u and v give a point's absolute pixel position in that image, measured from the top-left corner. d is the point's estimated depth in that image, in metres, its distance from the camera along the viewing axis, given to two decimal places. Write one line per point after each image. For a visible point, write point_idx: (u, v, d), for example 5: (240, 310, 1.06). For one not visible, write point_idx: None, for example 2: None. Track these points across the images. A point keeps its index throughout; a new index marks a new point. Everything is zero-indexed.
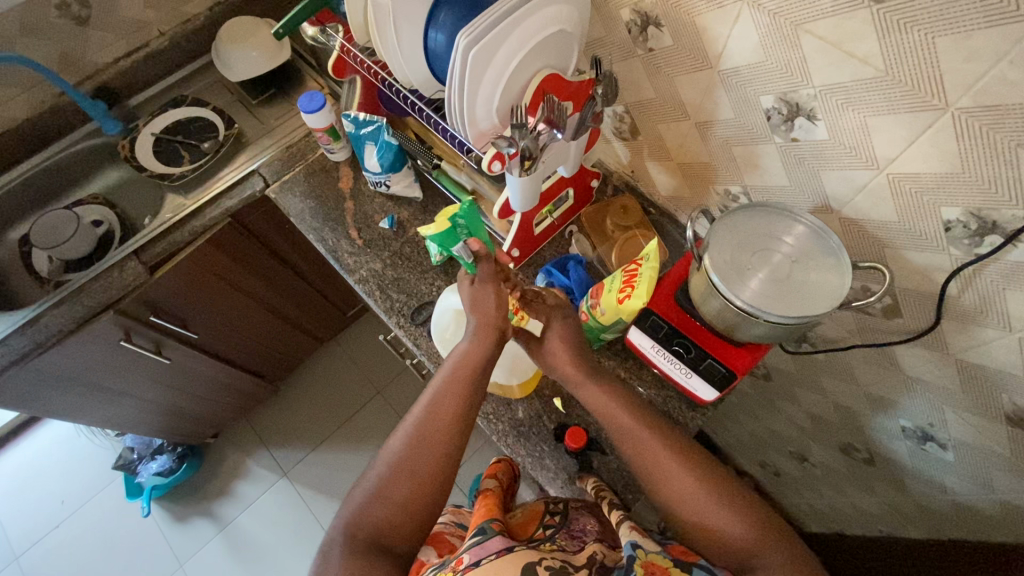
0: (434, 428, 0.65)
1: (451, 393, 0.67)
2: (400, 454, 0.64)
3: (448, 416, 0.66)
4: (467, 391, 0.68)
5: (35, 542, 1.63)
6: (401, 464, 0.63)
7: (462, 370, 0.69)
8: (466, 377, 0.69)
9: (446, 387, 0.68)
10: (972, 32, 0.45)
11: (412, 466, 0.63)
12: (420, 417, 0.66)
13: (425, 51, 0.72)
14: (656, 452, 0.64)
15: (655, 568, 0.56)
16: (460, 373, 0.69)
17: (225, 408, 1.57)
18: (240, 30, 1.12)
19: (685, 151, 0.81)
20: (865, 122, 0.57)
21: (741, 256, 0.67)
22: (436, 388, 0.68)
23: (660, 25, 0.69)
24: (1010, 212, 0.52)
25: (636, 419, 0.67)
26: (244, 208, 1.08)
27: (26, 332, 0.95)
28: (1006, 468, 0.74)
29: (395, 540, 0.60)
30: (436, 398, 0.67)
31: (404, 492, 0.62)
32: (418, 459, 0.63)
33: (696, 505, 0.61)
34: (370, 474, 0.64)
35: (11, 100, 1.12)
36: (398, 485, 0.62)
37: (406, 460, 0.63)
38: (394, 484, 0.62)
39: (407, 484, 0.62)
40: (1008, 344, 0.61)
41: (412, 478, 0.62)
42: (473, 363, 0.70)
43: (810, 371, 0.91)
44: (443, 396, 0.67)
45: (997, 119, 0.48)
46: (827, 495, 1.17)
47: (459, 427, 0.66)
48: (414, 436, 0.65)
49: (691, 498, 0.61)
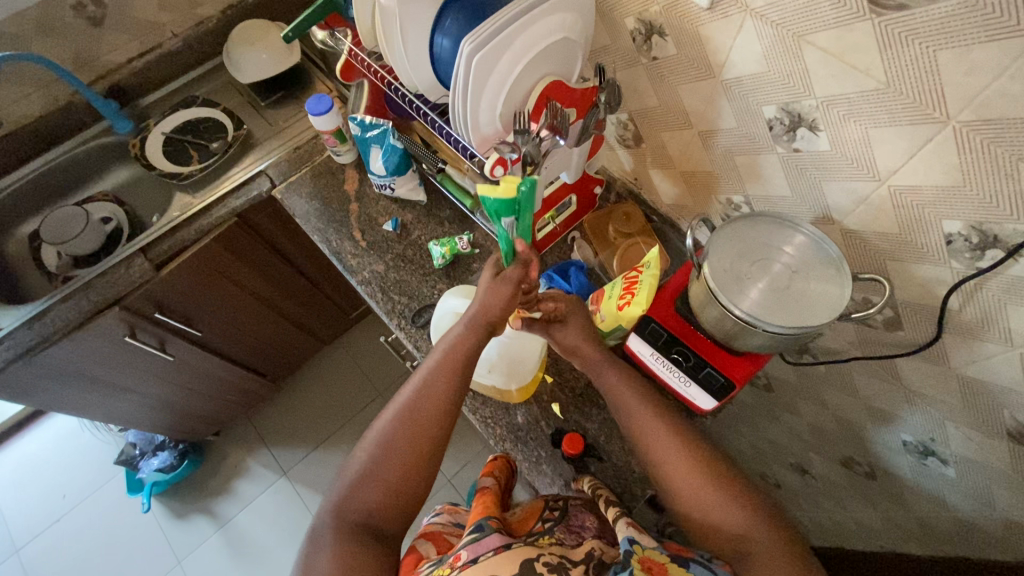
0: (422, 413, 0.65)
1: (443, 377, 0.67)
2: (391, 435, 0.64)
3: (436, 404, 0.66)
4: (460, 373, 0.68)
5: (36, 536, 1.64)
6: (392, 446, 0.63)
7: (451, 359, 0.69)
8: (457, 362, 0.68)
9: (438, 370, 0.68)
10: (973, 46, 0.45)
11: (404, 446, 0.63)
12: (411, 398, 0.66)
13: (430, 56, 0.72)
14: (661, 446, 0.65)
15: (652, 564, 0.56)
16: (452, 357, 0.69)
17: (228, 406, 1.58)
18: (252, 32, 1.15)
19: (688, 160, 0.81)
20: (866, 133, 0.57)
21: (740, 265, 0.67)
22: (429, 369, 0.68)
23: (664, 34, 0.69)
24: (1011, 226, 0.51)
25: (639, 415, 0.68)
26: (251, 208, 1.10)
27: (34, 326, 0.97)
28: (1007, 485, 0.73)
29: (384, 521, 0.61)
30: (427, 381, 0.67)
31: (397, 476, 0.62)
32: (410, 441, 0.63)
33: (696, 500, 0.61)
34: (359, 456, 0.64)
35: (25, 97, 1.13)
36: (390, 465, 0.62)
37: (398, 439, 0.63)
38: (385, 469, 0.62)
39: (399, 468, 0.62)
40: (1010, 360, 0.60)
41: (401, 464, 0.62)
42: (462, 351, 0.69)
43: (811, 383, 0.91)
44: (435, 378, 0.67)
45: (997, 133, 0.48)
46: (829, 509, 1.16)
47: (450, 411, 0.66)
48: (403, 419, 0.65)
49: (687, 493, 0.62)
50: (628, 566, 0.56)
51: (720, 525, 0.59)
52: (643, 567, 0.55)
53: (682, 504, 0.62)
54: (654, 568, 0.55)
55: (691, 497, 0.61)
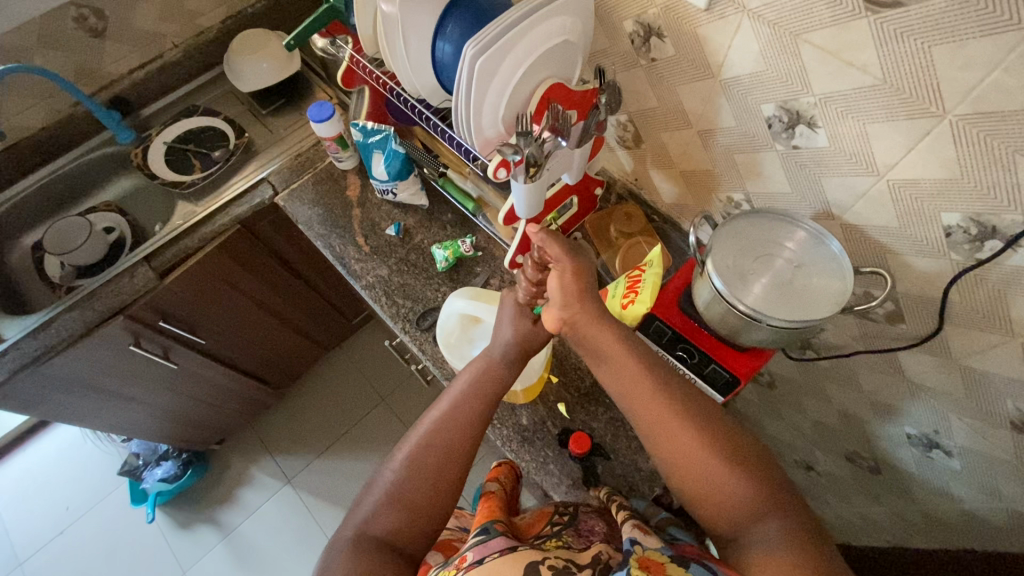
0: (447, 435, 0.65)
1: (473, 401, 0.68)
2: (417, 456, 0.64)
3: (461, 426, 0.66)
4: (490, 398, 0.69)
5: (39, 548, 1.63)
6: (418, 465, 0.63)
7: (483, 382, 0.69)
8: (485, 393, 0.69)
9: (466, 394, 0.68)
10: (967, 41, 0.46)
11: (430, 468, 0.63)
12: (438, 420, 0.66)
13: (432, 63, 0.74)
14: (655, 409, 0.59)
15: (651, 564, 0.53)
16: (483, 381, 0.69)
17: (231, 413, 1.58)
18: (252, 41, 1.16)
19: (688, 159, 0.82)
20: (864, 129, 0.58)
21: (744, 262, 0.68)
22: (460, 391, 0.69)
23: (662, 36, 0.70)
24: (1009, 217, 0.52)
25: (625, 370, 0.62)
26: (254, 215, 1.10)
27: (39, 336, 0.97)
28: (1011, 475, 0.74)
29: (407, 543, 0.60)
30: (455, 405, 0.68)
31: (422, 494, 0.62)
32: (434, 459, 0.64)
33: (696, 463, 0.57)
34: (384, 474, 0.64)
35: (28, 109, 1.14)
36: (415, 486, 0.62)
37: (425, 461, 0.63)
38: (411, 485, 0.62)
39: (421, 486, 0.62)
40: (1011, 349, 0.61)
41: (426, 482, 0.62)
42: (493, 377, 0.70)
43: (814, 378, 0.91)
44: (464, 403, 0.68)
45: (993, 125, 0.49)
46: (837, 504, 1.16)
47: (477, 433, 0.66)
48: (428, 439, 0.65)
49: (703, 478, 0.56)
50: (626, 565, 0.54)
51: (719, 490, 0.55)
52: (640, 565, 0.53)
53: (685, 478, 0.57)
54: (653, 566, 0.53)
55: (708, 480, 0.56)
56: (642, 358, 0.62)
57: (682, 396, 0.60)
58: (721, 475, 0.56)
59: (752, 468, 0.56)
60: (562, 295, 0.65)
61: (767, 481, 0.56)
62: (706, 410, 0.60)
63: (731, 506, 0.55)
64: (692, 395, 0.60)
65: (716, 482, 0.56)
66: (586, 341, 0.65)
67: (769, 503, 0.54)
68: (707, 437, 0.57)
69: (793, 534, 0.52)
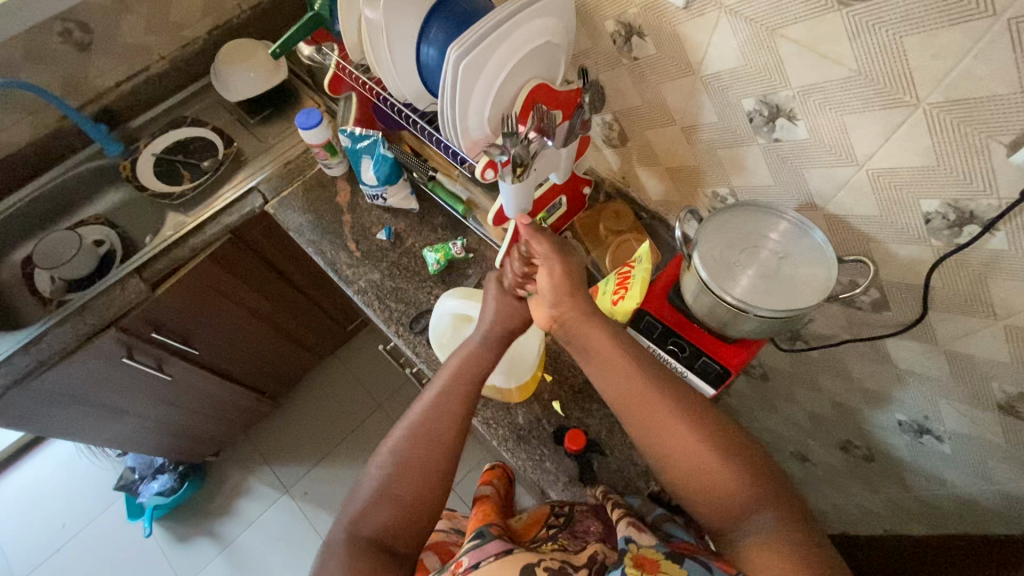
0: (434, 428, 0.65)
1: (457, 393, 0.68)
2: (405, 453, 0.64)
3: (448, 420, 0.66)
4: (474, 389, 0.69)
5: (35, 567, 1.61)
6: (406, 461, 0.63)
7: (465, 372, 0.70)
8: (468, 384, 0.69)
9: (451, 386, 0.68)
10: (938, 30, 0.48)
11: (416, 463, 0.63)
12: (424, 416, 0.67)
13: (417, 66, 0.74)
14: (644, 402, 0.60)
15: (645, 561, 0.54)
16: (464, 371, 0.70)
17: (226, 424, 1.57)
18: (238, 51, 1.16)
19: (674, 156, 0.83)
20: (842, 120, 0.59)
21: (729, 254, 0.68)
22: (441, 387, 0.69)
23: (643, 35, 0.72)
24: (985, 202, 0.54)
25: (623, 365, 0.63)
26: (244, 224, 1.10)
27: (30, 351, 0.97)
28: (1000, 456, 0.75)
29: (399, 541, 0.60)
30: (440, 398, 0.68)
31: (410, 491, 0.62)
32: (420, 455, 0.64)
33: (683, 454, 0.57)
34: (371, 474, 0.64)
35: (15, 124, 1.14)
36: (405, 483, 0.62)
37: (414, 456, 0.64)
38: (400, 482, 0.62)
39: (412, 485, 0.62)
40: (994, 333, 0.63)
41: (416, 479, 0.63)
42: (473, 366, 0.70)
43: (805, 369, 0.92)
44: (449, 397, 0.68)
45: (967, 112, 0.50)
46: (834, 495, 1.17)
47: (461, 425, 0.66)
48: (415, 433, 0.65)
49: (700, 477, 0.57)
50: (619, 564, 0.54)
51: (709, 480, 0.56)
52: (634, 563, 0.53)
53: (676, 470, 0.58)
54: (647, 565, 0.53)
55: (697, 471, 0.57)
56: (631, 352, 0.63)
57: (673, 390, 0.61)
58: (711, 466, 0.56)
59: (743, 459, 0.57)
60: (549, 292, 0.67)
61: (757, 471, 0.56)
62: (697, 402, 0.60)
63: (722, 497, 0.56)
64: (683, 388, 0.61)
65: (704, 472, 0.56)
66: (572, 336, 0.66)
67: (759, 493, 0.55)
68: (698, 429, 0.58)
69: (781, 524, 0.53)
